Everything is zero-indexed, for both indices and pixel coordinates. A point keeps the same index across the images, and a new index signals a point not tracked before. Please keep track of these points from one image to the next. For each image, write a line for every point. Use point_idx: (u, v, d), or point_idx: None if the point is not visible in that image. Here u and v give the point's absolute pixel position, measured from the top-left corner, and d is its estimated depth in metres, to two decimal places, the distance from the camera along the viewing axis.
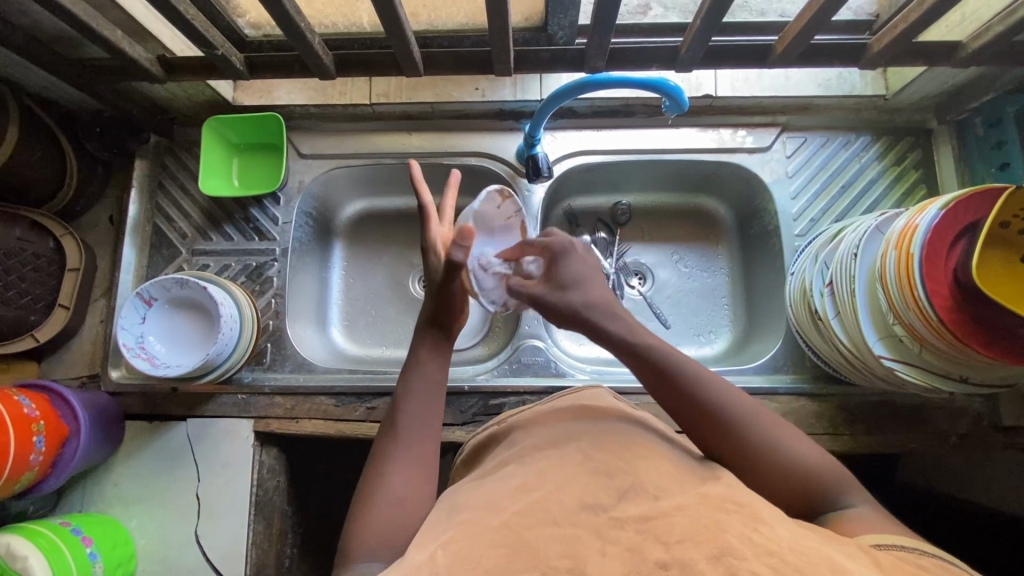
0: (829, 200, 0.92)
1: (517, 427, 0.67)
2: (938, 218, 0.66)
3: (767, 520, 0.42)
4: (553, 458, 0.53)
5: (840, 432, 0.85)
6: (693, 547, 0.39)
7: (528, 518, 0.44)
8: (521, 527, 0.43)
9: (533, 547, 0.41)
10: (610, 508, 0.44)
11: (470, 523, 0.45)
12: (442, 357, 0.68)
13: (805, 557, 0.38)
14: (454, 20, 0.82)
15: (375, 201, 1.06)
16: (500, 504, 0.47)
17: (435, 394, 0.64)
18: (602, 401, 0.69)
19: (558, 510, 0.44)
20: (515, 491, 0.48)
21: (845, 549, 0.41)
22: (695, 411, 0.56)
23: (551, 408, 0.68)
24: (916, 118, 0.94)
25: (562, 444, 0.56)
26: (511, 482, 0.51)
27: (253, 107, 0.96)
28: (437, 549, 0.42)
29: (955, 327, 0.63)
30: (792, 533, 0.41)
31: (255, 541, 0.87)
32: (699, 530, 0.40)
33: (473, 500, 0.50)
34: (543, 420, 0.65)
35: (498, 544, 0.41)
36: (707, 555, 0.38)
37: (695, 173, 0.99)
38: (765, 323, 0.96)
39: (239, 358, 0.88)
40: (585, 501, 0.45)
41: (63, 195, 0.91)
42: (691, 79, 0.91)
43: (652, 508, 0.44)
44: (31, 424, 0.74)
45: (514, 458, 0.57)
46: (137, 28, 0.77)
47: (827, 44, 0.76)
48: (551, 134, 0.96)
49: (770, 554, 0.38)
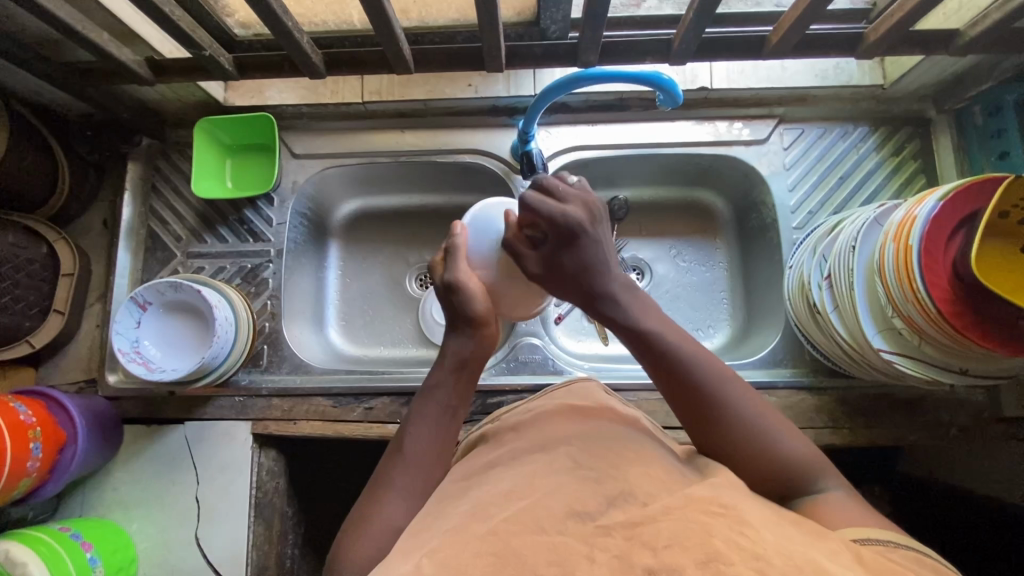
0: (828, 191, 0.92)
1: (504, 429, 0.65)
2: (936, 208, 0.65)
3: (752, 524, 0.41)
4: (540, 463, 0.52)
5: (840, 425, 0.85)
6: (680, 552, 0.39)
7: (516, 525, 0.43)
8: (509, 535, 0.42)
9: (522, 556, 0.40)
10: (597, 515, 0.44)
11: (457, 530, 0.44)
12: (467, 377, 0.65)
13: (792, 559, 0.38)
14: (445, 16, 0.80)
15: (370, 199, 1.05)
16: (487, 511, 0.46)
17: (447, 417, 0.63)
18: (591, 399, 0.68)
19: (546, 518, 0.44)
20: (503, 496, 0.48)
21: (836, 549, 0.41)
22: (692, 399, 0.57)
23: (538, 411, 0.66)
24: (914, 107, 0.93)
25: (551, 449, 0.55)
26: (498, 487, 0.50)
27: (245, 108, 0.95)
28: (422, 558, 0.42)
29: (954, 319, 0.62)
30: (781, 536, 0.41)
31: (256, 543, 0.87)
32: (687, 535, 0.40)
33: (462, 503, 0.50)
34: (534, 423, 0.63)
35: (485, 553, 0.41)
36: (695, 560, 0.38)
37: (692, 166, 0.98)
38: (764, 317, 0.96)
39: (235, 361, 0.88)
40: (573, 508, 0.44)
41: (57, 200, 0.91)
42: (686, 72, 0.90)
43: (640, 513, 0.43)
44: (27, 431, 0.74)
45: (503, 459, 0.56)
46: (124, 32, 0.76)
47: (823, 35, 0.76)
48: (545, 130, 0.95)
49: (756, 557, 0.38)
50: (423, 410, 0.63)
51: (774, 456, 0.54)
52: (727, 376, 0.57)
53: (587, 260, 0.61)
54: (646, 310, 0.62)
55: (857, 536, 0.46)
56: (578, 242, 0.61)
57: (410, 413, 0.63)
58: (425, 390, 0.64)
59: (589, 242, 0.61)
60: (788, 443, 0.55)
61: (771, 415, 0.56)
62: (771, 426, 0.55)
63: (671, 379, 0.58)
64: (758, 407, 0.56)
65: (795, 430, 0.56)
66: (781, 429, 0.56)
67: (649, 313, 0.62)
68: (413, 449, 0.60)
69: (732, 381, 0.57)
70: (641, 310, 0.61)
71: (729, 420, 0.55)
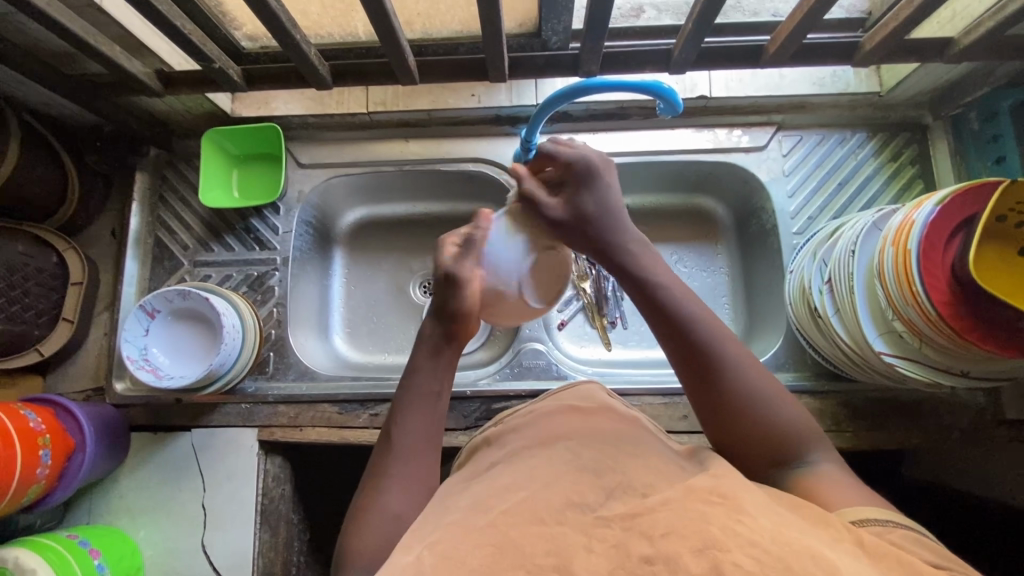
0: (827, 197, 0.93)
1: (506, 430, 0.66)
2: (934, 213, 0.66)
3: (749, 510, 0.42)
4: (542, 457, 0.53)
5: (843, 428, 0.85)
6: (677, 540, 0.39)
7: (517, 517, 0.44)
8: (509, 526, 0.43)
9: (521, 546, 0.41)
10: (596, 507, 0.44)
11: (458, 523, 0.45)
12: (445, 364, 0.65)
13: (788, 546, 0.38)
14: (448, 27, 0.82)
15: (374, 207, 1.07)
16: (488, 504, 0.47)
17: (434, 403, 0.62)
18: (594, 398, 0.69)
19: (546, 510, 0.44)
20: (505, 491, 0.48)
21: (833, 539, 0.41)
22: (688, 355, 0.57)
23: (541, 410, 0.67)
24: (911, 114, 0.94)
25: (552, 444, 0.56)
26: (499, 482, 0.51)
27: (251, 118, 0.97)
28: (423, 550, 0.42)
29: (953, 322, 0.63)
30: (779, 523, 0.41)
31: (262, 550, 0.87)
32: (685, 525, 0.40)
33: (465, 498, 0.50)
34: (536, 421, 0.64)
35: (485, 543, 0.41)
36: (692, 548, 0.38)
37: (691, 174, 0.99)
38: (765, 322, 0.97)
39: (242, 367, 0.89)
40: (572, 500, 0.45)
41: (65, 210, 0.92)
42: (685, 81, 0.91)
43: (639, 505, 0.44)
44: (36, 437, 0.75)
45: (505, 457, 0.57)
46: (134, 44, 0.77)
47: (819, 44, 0.77)
48: (547, 139, 0.97)
49: (753, 545, 0.38)
50: (411, 393, 0.62)
51: (762, 421, 0.55)
52: (725, 336, 0.58)
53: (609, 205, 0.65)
54: (658, 265, 0.63)
55: (857, 518, 0.46)
56: (597, 179, 0.65)
57: (398, 398, 0.63)
58: (406, 375, 0.64)
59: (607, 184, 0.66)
60: (778, 406, 0.55)
61: (768, 380, 0.56)
62: (766, 390, 0.56)
63: (670, 333, 0.59)
64: (755, 371, 0.57)
65: (788, 397, 0.57)
66: (774, 394, 0.56)
67: (662, 268, 0.63)
68: (405, 435, 0.60)
69: (733, 343, 0.58)
70: (653, 263, 0.63)
71: (722, 377, 0.56)
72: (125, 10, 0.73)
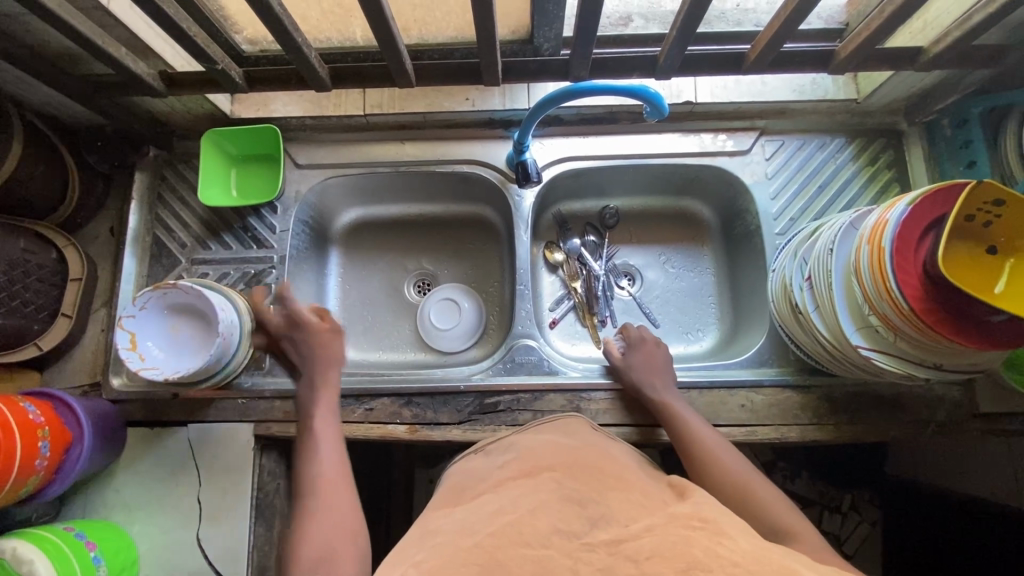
0: (808, 199, 0.96)
1: (494, 459, 0.68)
2: (906, 212, 0.69)
3: (730, 534, 0.44)
4: (528, 487, 0.56)
5: (825, 421, 0.88)
6: (659, 561, 0.41)
7: (503, 539, 0.46)
8: (496, 550, 0.45)
9: (507, 565, 0.43)
10: (581, 534, 0.47)
11: (445, 545, 0.47)
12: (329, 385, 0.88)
13: (765, 564, 0.41)
14: (443, 34, 0.85)
15: (370, 209, 1.09)
16: (474, 527, 0.49)
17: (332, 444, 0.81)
18: (576, 439, 0.70)
19: (533, 535, 0.47)
20: (490, 516, 0.51)
21: (806, 560, 0.44)
22: (692, 458, 0.77)
23: (524, 446, 0.69)
24: (887, 120, 0.98)
25: (536, 475, 0.58)
26: (486, 508, 0.53)
27: (250, 119, 0.99)
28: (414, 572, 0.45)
29: (927, 316, 0.66)
30: (755, 544, 0.43)
31: (256, 543, 0.88)
32: (669, 547, 0.43)
33: (450, 523, 0.52)
34: (521, 452, 0.67)
35: (473, 562, 0.44)
36: (675, 567, 0.41)
37: (676, 177, 1.03)
38: (749, 320, 1.00)
39: (239, 362, 0.90)
40: (558, 527, 0.47)
41: (65, 208, 0.94)
42: (671, 87, 0.95)
43: (623, 532, 0.47)
44: (36, 429, 0.76)
45: (490, 488, 0.59)
46: (140, 46, 0.79)
47: (797, 53, 0.81)
48: (539, 142, 1.00)
49: (734, 563, 0.40)
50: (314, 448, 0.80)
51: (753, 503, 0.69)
52: (714, 443, 0.77)
53: (646, 365, 0.89)
54: (668, 393, 0.85)
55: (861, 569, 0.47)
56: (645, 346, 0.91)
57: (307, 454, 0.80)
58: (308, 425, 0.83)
59: (651, 349, 0.91)
60: (762, 494, 0.69)
61: (751, 474, 0.72)
62: (750, 481, 0.71)
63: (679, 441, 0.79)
64: (740, 469, 0.73)
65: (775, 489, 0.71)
66: (760, 487, 0.71)
67: (672, 397, 0.85)
68: (313, 526, 0.70)
69: (721, 448, 0.76)
70: (665, 393, 0.85)
71: (714, 473, 0.73)
72: (132, 14, 0.75)
